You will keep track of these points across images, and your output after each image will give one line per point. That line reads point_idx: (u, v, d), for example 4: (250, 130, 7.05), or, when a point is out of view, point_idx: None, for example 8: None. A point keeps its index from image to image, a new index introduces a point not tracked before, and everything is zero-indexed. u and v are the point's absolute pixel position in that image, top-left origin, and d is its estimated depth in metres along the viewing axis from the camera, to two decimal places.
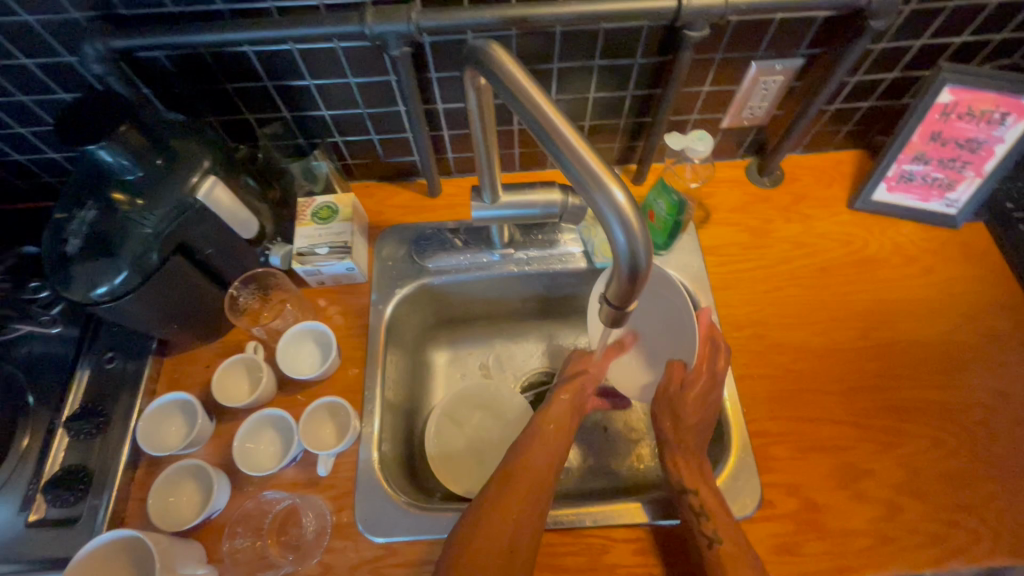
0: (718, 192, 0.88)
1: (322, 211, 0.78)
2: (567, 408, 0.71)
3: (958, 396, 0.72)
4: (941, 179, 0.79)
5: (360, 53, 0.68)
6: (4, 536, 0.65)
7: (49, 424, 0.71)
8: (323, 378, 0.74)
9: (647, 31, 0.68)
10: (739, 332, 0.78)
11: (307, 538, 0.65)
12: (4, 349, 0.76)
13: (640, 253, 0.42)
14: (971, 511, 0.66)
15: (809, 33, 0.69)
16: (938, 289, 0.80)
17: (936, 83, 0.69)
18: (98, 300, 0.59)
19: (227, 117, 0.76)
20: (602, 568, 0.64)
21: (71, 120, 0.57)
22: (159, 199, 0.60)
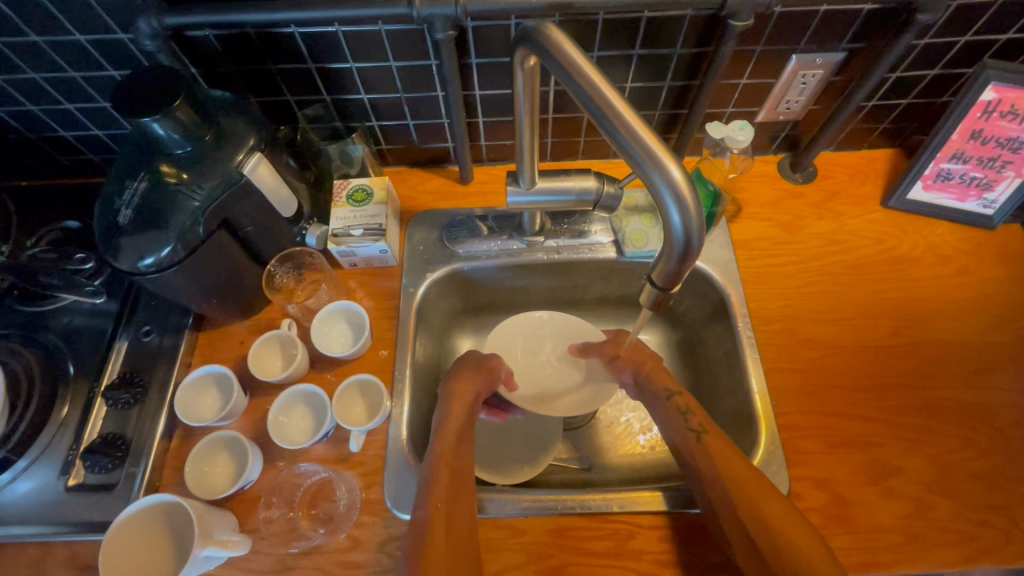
0: (749, 187, 0.88)
1: (357, 193, 0.79)
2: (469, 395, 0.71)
3: (992, 397, 0.72)
4: (979, 179, 0.78)
5: (404, 36, 0.68)
6: (45, 499, 0.67)
7: (89, 392, 0.72)
8: (354, 357, 0.75)
9: (689, 21, 0.68)
10: (769, 326, 0.78)
11: (337, 512, 0.66)
12: (46, 318, 0.78)
13: (694, 233, 0.43)
14: (1003, 512, 0.65)
15: (853, 26, 0.69)
16: (973, 289, 0.79)
17: (980, 80, 0.68)
18: (144, 270, 0.61)
19: (268, 98, 0.77)
20: (627, 554, 0.64)
21: (126, 94, 0.58)
22: (206, 173, 0.61)
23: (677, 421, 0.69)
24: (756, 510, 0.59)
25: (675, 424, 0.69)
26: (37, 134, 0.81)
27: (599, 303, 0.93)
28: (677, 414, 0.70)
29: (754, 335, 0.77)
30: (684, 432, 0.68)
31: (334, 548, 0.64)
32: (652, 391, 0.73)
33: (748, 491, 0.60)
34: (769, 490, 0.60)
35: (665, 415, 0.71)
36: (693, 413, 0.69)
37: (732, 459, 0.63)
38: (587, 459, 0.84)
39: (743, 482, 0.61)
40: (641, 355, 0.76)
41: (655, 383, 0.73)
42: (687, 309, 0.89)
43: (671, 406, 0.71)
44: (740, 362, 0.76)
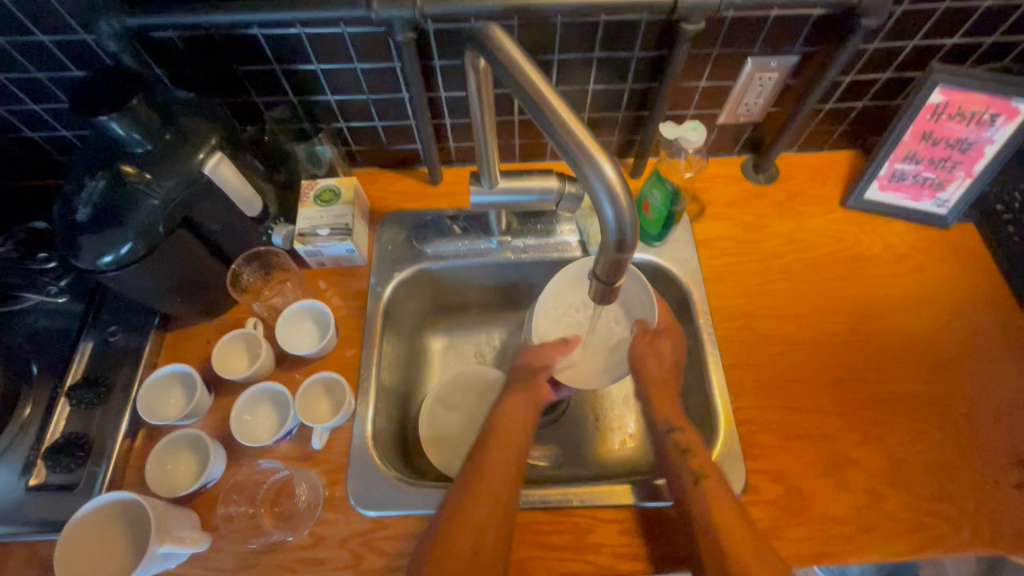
0: (713, 187, 0.90)
1: (324, 193, 0.80)
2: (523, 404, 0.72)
3: (944, 390, 0.74)
4: (932, 179, 0.80)
5: (367, 38, 0.70)
6: (5, 499, 0.66)
7: (52, 392, 0.72)
8: (320, 355, 0.76)
9: (645, 25, 0.69)
10: (730, 323, 0.79)
11: (298, 509, 0.67)
12: (11, 319, 0.78)
13: (627, 228, 0.46)
14: (952, 502, 0.67)
15: (804, 30, 0.71)
16: (927, 286, 0.81)
17: (927, 83, 0.70)
18: (104, 268, 0.61)
19: (235, 100, 0.78)
20: (587, 547, 0.65)
21: (86, 94, 0.59)
22: (166, 172, 0.61)
23: (675, 455, 0.66)
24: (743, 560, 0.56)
25: (670, 457, 0.66)
26: (3, 135, 0.81)
27: None
28: (676, 448, 0.67)
29: (715, 332, 0.78)
30: (683, 468, 0.64)
31: (297, 545, 0.64)
32: (655, 422, 0.70)
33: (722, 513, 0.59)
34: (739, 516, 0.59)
35: (665, 450, 0.67)
36: (693, 452, 0.66)
37: (725, 503, 0.61)
38: (556, 456, 0.85)
39: (734, 529, 0.58)
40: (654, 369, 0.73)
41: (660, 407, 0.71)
42: None
43: (670, 439, 0.68)
44: (701, 359, 0.78)
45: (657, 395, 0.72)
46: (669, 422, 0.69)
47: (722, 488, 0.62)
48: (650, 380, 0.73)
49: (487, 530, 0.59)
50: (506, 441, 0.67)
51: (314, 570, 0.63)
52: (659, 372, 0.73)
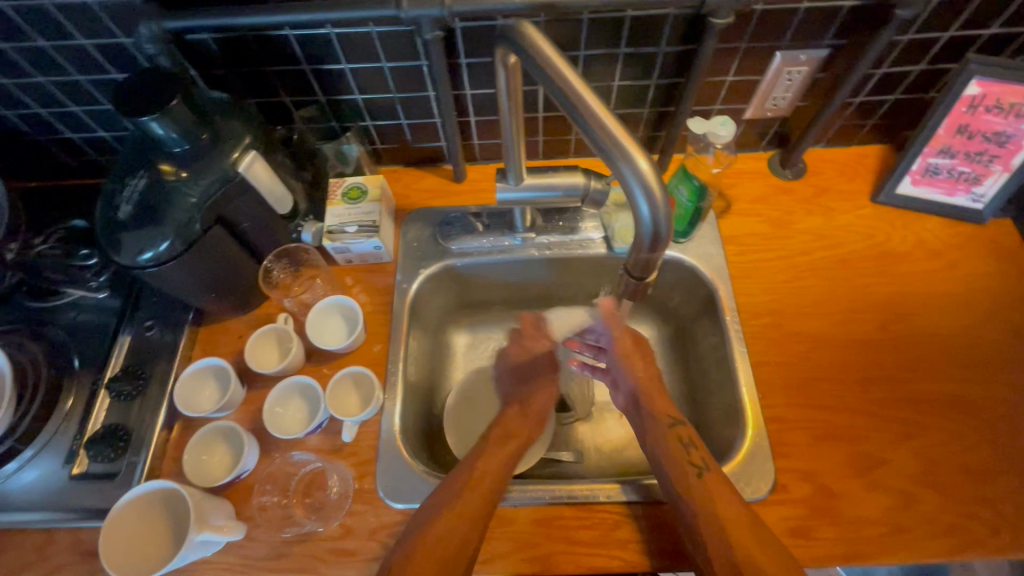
0: (739, 183, 0.89)
1: (352, 190, 0.82)
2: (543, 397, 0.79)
3: (979, 390, 0.72)
4: (968, 174, 0.78)
5: (395, 37, 0.71)
6: (50, 487, 0.69)
7: (92, 385, 0.75)
8: (348, 350, 0.77)
9: (673, 20, 0.69)
10: (757, 320, 0.78)
11: (329, 500, 0.68)
12: (54, 314, 0.81)
13: (662, 224, 0.47)
14: (989, 504, 0.65)
15: (835, 23, 0.70)
16: (962, 283, 0.79)
17: (964, 75, 0.69)
18: (145, 264, 0.63)
19: (265, 99, 0.80)
20: (614, 543, 0.65)
21: (127, 95, 0.60)
22: (204, 170, 0.63)
23: (677, 453, 0.66)
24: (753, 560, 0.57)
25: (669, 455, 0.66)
26: (46, 136, 0.84)
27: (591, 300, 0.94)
28: (677, 445, 0.67)
29: (742, 329, 0.78)
30: (683, 462, 0.65)
31: (327, 536, 0.66)
32: (653, 418, 0.70)
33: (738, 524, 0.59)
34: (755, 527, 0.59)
35: (664, 449, 0.67)
36: (695, 445, 0.67)
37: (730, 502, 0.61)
38: (579, 453, 0.85)
39: (740, 530, 0.59)
40: (645, 371, 0.74)
41: (656, 409, 0.71)
42: (679, 305, 0.90)
43: (669, 437, 0.68)
44: (728, 357, 0.77)
45: (646, 393, 0.72)
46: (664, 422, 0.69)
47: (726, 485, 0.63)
48: (640, 379, 0.73)
49: (485, 502, 0.63)
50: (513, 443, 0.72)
51: (344, 560, 0.64)
52: (644, 371, 0.74)
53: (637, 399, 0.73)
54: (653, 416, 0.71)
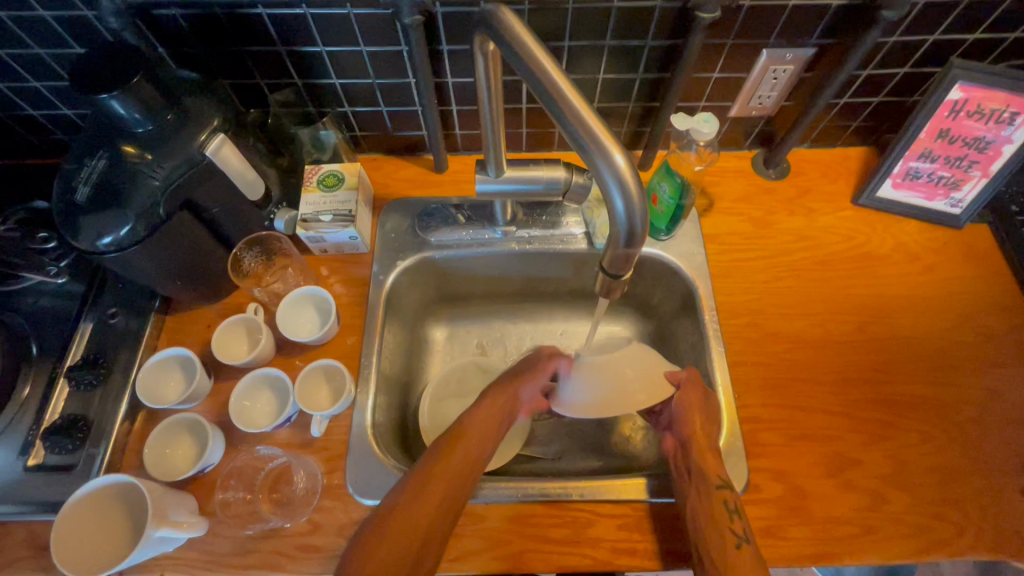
0: (722, 181, 0.89)
1: (328, 177, 0.79)
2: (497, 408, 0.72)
3: (951, 393, 0.73)
4: (947, 178, 0.78)
5: (374, 20, 0.68)
6: (4, 478, 0.66)
7: (51, 373, 0.72)
8: (321, 342, 0.75)
9: (659, 12, 0.68)
10: (736, 319, 0.78)
11: (297, 496, 0.67)
12: (12, 298, 0.77)
13: (637, 221, 0.45)
14: (957, 506, 0.66)
15: (821, 22, 0.69)
16: (938, 287, 0.80)
17: (948, 79, 0.68)
18: (104, 249, 0.61)
19: (239, 81, 0.77)
20: (586, 541, 0.65)
21: (86, 71, 0.57)
22: (169, 152, 0.61)
23: (719, 517, 0.62)
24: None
25: (713, 522, 0.62)
26: (4, 113, 0.80)
27: (571, 296, 0.93)
28: (723, 512, 0.62)
29: (720, 328, 0.78)
30: (722, 532, 0.61)
31: (294, 532, 0.64)
32: (701, 473, 0.65)
33: None
34: None
35: (710, 514, 0.62)
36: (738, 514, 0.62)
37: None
38: (554, 450, 0.84)
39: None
40: (703, 426, 0.68)
41: (706, 467, 0.65)
42: (658, 302, 0.90)
43: (713, 496, 0.63)
44: (706, 356, 0.77)
45: (699, 446, 0.67)
46: (706, 489, 0.64)
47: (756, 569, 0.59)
48: (695, 434, 0.68)
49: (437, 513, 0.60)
50: (466, 452, 0.66)
51: (311, 558, 0.63)
52: (700, 425, 0.68)
53: (687, 449, 0.68)
54: (702, 471, 0.65)
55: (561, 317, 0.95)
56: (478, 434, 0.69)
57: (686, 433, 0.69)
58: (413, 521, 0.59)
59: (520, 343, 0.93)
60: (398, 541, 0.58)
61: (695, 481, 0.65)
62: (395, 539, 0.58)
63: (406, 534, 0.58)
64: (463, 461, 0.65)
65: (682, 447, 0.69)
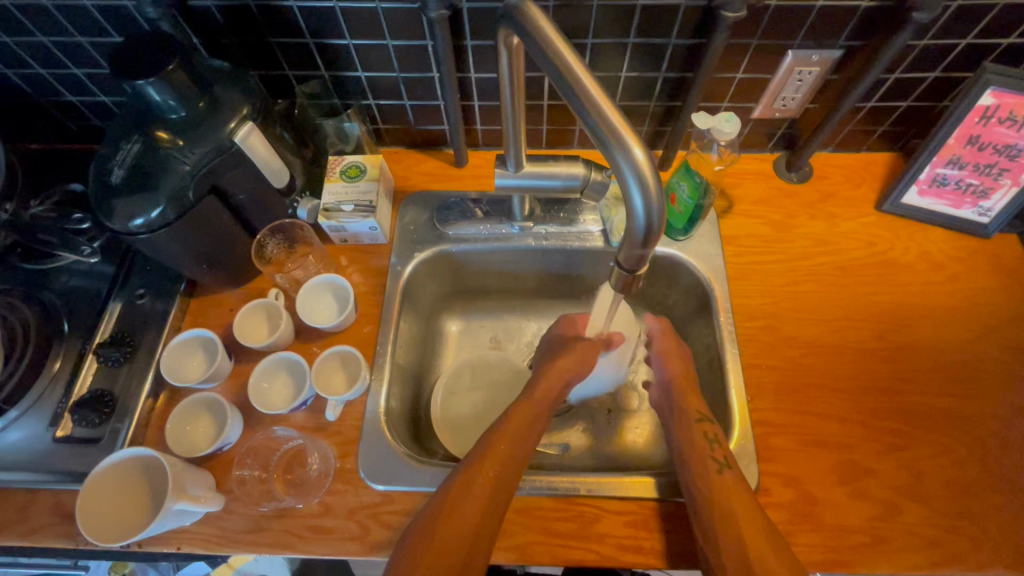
0: (743, 183, 0.88)
1: (351, 169, 0.81)
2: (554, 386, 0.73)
3: (971, 405, 0.71)
4: (976, 186, 0.77)
5: (400, 14, 0.69)
6: (35, 448, 0.69)
7: (81, 350, 0.75)
8: (339, 330, 0.77)
9: (684, 11, 0.68)
10: (751, 322, 0.77)
11: (310, 477, 0.68)
12: (46, 277, 0.80)
13: (655, 218, 0.45)
14: (973, 520, 0.65)
15: (850, 23, 0.68)
16: (962, 297, 0.78)
17: (979, 84, 0.67)
18: (136, 231, 0.63)
19: (268, 72, 0.79)
20: (592, 536, 0.65)
21: (124, 57, 0.59)
22: (199, 139, 0.62)
23: (700, 445, 0.66)
24: (762, 556, 0.56)
25: (691, 445, 0.66)
26: (44, 97, 0.84)
27: (586, 294, 0.93)
28: (702, 440, 0.66)
29: (735, 330, 0.77)
30: (704, 457, 0.65)
31: (306, 513, 0.66)
32: (682, 409, 0.70)
33: (746, 520, 0.59)
34: (757, 519, 0.60)
35: (689, 440, 0.67)
36: (718, 442, 0.66)
37: (741, 499, 0.61)
38: (564, 446, 0.84)
39: (749, 525, 0.59)
40: (682, 367, 0.75)
41: (685, 402, 0.71)
42: (673, 303, 0.89)
43: (695, 428, 0.68)
44: (720, 358, 0.76)
45: (680, 386, 0.73)
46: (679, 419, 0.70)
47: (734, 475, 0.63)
48: (675, 375, 0.74)
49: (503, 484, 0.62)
50: (518, 436, 0.67)
51: (322, 538, 0.64)
52: (677, 368, 0.75)
53: (669, 391, 0.73)
54: (682, 407, 0.70)
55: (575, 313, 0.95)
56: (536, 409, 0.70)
57: (665, 376, 0.74)
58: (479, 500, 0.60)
59: (533, 339, 0.93)
60: (468, 509, 0.59)
61: (679, 416, 0.70)
62: (465, 508, 0.59)
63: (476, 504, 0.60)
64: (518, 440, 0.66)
65: (664, 390, 0.74)
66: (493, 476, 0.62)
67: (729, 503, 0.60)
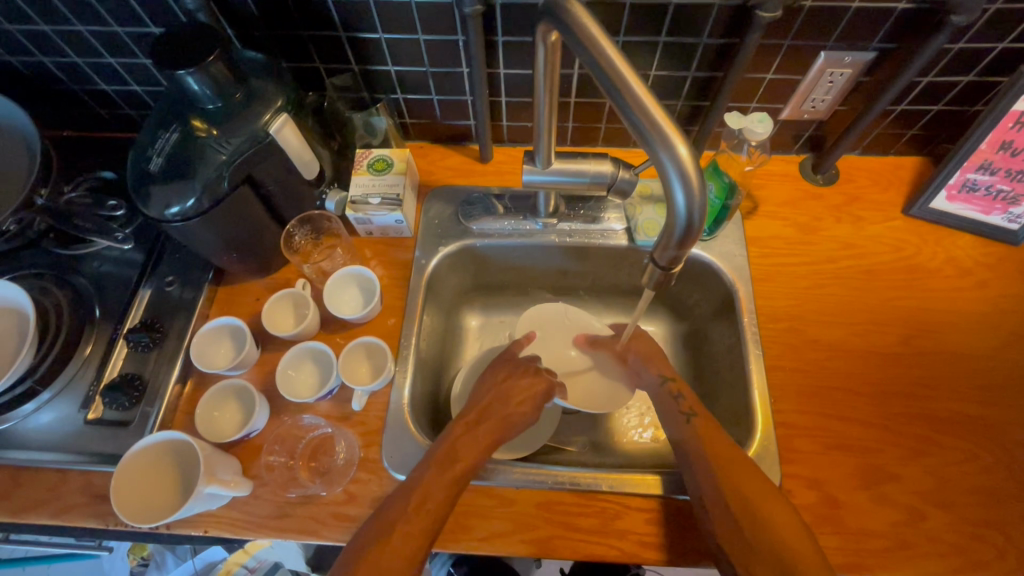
0: (768, 185, 0.88)
1: (378, 162, 0.81)
2: (520, 393, 0.72)
3: (997, 413, 0.71)
4: (1006, 193, 0.76)
5: (434, 9, 0.70)
6: (67, 429, 0.71)
7: (112, 335, 0.76)
8: (364, 321, 0.78)
9: (717, 11, 0.67)
10: (775, 324, 0.77)
11: (335, 465, 0.69)
12: (78, 262, 0.82)
13: (695, 213, 0.46)
14: (998, 528, 0.64)
15: (884, 25, 0.68)
16: (990, 304, 0.78)
17: (1014, 90, 0.66)
18: (171, 219, 0.64)
19: (299, 65, 0.80)
20: (612, 532, 0.66)
21: (164, 47, 0.60)
22: (235, 129, 0.63)
23: (670, 404, 0.70)
24: (741, 487, 0.59)
25: (669, 408, 0.70)
26: (79, 86, 0.85)
27: (607, 292, 0.94)
28: (670, 398, 0.70)
29: (759, 331, 0.77)
30: (674, 412, 0.69)
31: (330, 501, 0.66)
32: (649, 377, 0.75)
33: (728, 462, 0.61)
34: (746, 462, 0.62)
35: (660, 400, 0.71)
36: (683, 397, 0.70)
37: (716, 439, 0.64)
38: (583, 443, 0.85)
39: (728, 462, 0.61)
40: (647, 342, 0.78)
41: (653, 368, 0.75)
42: (695, 304, 0.89)
43: (664, 389, 0.72)
44: (742, 359, 0.76)
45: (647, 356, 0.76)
46: (687, 410, 0.68)
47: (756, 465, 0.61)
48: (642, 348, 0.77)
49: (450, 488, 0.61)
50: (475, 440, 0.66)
51: (346, 526, 0.65)
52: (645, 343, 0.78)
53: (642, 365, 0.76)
54: (651, 375, 0.74)
55: (594, 311, 0.95)
56: (499, 414, 0.69)
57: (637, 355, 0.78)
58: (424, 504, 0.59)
59: None
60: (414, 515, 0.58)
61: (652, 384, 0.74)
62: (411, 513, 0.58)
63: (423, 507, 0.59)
64: (473, 441, 0.65)
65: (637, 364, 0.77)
66: (439, 481, 0.61)
67: (710, 454, 0.62)
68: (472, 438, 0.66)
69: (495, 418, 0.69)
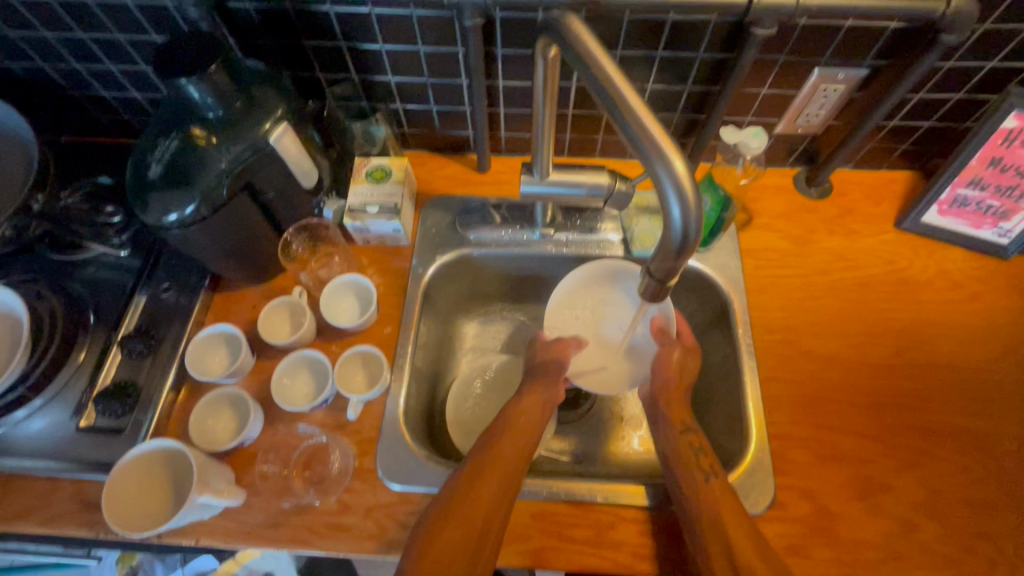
0: (763, 197, 0.89)
1: (376, 171, 0.82)
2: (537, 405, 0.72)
3: (988, 425, 0.71)
4: (996, 208, 0.77)
5: (434, 21, 0.70)
6: (59, 436, 0.70)
7: (106, 341, 0.75)
8: (360, 330, 0.78)
9: (713, 26, 0.68)
10: (769, 335, 0.78)
11: (330, 475, 0.69)
12: (73, 268, 0.81)
13: (692, 229, 0.46)
14: (990, 540, 0.65)
15: (877, 43, 0.69)
16: (981, 317, 0.78)
17: (1002, 109, 0.67)
18: (169, 226, 0.64)
19: (299, 73, 0.81)
20: (607, 543, 0.66)
21: (165, 56, 0.60)
22: (235, 138, 0.64)
23: (688, 458, 0.67)
24: (748, 558, 0.57)
25: (684, 461, 0.67)
26: (79, 92, 0.85)
27: None
28: (690, 451, 0.67)
29: (753, 342, 0.77)
30: (691, 466, 0.66)
31: (324, 510, 0.66)
32: (667, 421, 0.71)
33: (739, 532, 0.59)
34: (755, 534, 0.59)
35: (678, 451, 0.68)
36: (704, 453, 0.67)
37: (732, 506, 0.61)
38: (577, 453, 0.85)
39: (738, 530, 0.59)
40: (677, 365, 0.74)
41: (671, 416, 0.72)
42: (689, 314, 0.90)
43: (684, 441, 0.69)
44: (737, 369, 0.77)
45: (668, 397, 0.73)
46: (706, 469, 0.65)
47: (743, 516, 0.61)
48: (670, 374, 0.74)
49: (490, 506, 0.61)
50: (507, 457, 0.65)
51: (340, 536, 0.65)
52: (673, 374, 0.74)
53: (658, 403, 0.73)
54: (669, 421, 0.71)
55: None
56: (528, 426, 0.70)
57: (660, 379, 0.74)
58: (460, 520, 0.59)
59: None
60: (452, 531, 0.58)
61: (664, 428, 0.71)
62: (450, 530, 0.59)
63: (460, 525, 0.59)
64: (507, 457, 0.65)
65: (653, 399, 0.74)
66: (475, 497, 0.61)
67: (723, 517, 0.60)
68: (460, 514, 0.60)
69: (524, 428, 0.69)
